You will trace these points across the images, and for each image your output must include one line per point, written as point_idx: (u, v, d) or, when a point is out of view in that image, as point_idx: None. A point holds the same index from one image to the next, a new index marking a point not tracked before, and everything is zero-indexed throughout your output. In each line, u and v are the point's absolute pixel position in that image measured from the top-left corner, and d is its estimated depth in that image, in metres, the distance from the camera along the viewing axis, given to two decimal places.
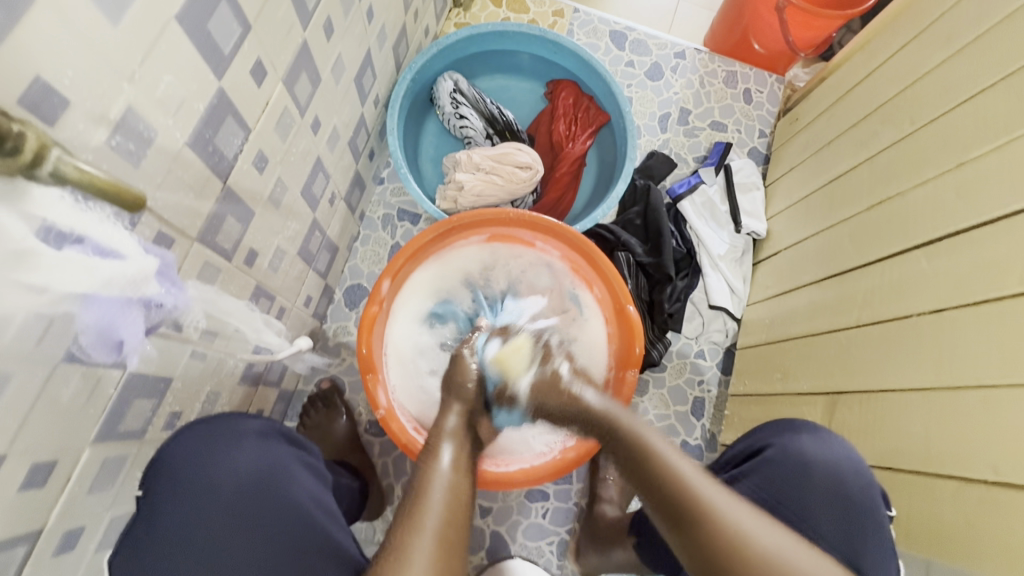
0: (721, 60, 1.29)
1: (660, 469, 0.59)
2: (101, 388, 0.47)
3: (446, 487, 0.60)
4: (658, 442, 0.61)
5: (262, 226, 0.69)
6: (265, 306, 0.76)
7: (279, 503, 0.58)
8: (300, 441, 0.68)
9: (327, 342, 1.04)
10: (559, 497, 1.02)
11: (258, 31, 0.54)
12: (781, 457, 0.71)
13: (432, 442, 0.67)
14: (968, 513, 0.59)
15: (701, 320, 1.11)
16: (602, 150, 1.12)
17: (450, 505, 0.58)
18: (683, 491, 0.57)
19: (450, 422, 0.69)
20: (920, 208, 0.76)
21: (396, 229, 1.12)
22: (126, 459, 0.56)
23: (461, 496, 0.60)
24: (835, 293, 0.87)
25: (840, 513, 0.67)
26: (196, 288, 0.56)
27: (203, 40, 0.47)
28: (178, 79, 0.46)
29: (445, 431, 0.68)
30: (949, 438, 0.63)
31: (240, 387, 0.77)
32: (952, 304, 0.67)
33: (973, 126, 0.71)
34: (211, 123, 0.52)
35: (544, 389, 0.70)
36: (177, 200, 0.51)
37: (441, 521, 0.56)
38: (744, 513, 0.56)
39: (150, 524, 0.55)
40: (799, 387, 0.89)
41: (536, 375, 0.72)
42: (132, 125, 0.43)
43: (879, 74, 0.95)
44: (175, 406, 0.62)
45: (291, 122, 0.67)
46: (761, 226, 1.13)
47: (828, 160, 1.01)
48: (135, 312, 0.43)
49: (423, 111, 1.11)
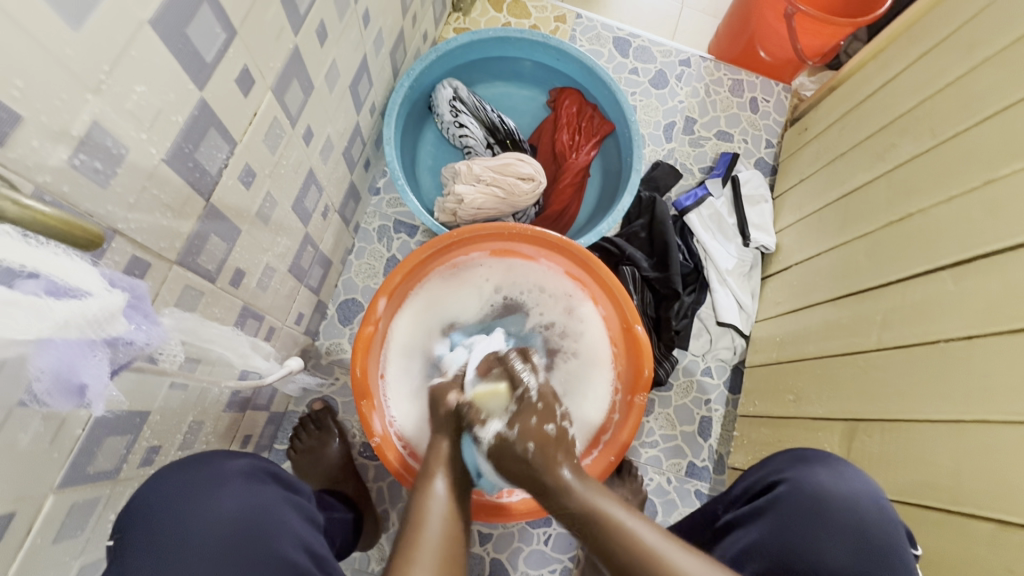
0: (727, 68, 1.26)
1: (620, 545, 0.56)
2: (65, 430, 0.43)
3: (443, 517, 0.59)
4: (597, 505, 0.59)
5: (251, 243, 0.64)
6: (252, 327, 0.71)
7: (269, 549, 0.53)
8: (286, 479, 0.64)
9: (320, 360, 0.99)
10: (562, 522, 0.98)
11: (244, 37, 0.49)
12: (793, 492, 0.66)
13: (438, 459, 0.66)
14: (1008, 558, 0.55)
15: (709, 337, 1.07)
16: (607, 160, 1.08)
17: (449, 557, 0.56)
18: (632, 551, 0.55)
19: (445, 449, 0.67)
20: (945, 226, 0.72)
21: (392, 242, 1.08)
22: (98, 501, 0.51)
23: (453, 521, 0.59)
24: (852, 312, 0.84)
25: (859, 551, 0.61)
26: (174, 317, 0.52)
27: (181, 46, 0.43)
28: (151, 90, 0.41)
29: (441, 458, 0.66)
30: (983, 474, 0.59)
31: (225, 413, 0.73)
32: (987, 329, 0.63)
33: (1002, 141, 0.68)
34: (192, 135, 0.47)
35: (504, 443, 0.65)
36: (153, 220, 0.46)
37: (439, 539, 0.57)
38: (693, 561, 0.55)
39: (119, 575, 0.49)
40: (814, 410, 0.86)
41: (502, 428, 0.66)
42: (98, 141, 0.38)
43: (896, 84, 0.91)
44: (153, 440, 0.57)
45: (281, 133, 0.63)
46: (770, 240, 1.09)
47: (840, 172, 0.97)
48: (98, 354, 0.37)
49: (421, 119, 1.07)
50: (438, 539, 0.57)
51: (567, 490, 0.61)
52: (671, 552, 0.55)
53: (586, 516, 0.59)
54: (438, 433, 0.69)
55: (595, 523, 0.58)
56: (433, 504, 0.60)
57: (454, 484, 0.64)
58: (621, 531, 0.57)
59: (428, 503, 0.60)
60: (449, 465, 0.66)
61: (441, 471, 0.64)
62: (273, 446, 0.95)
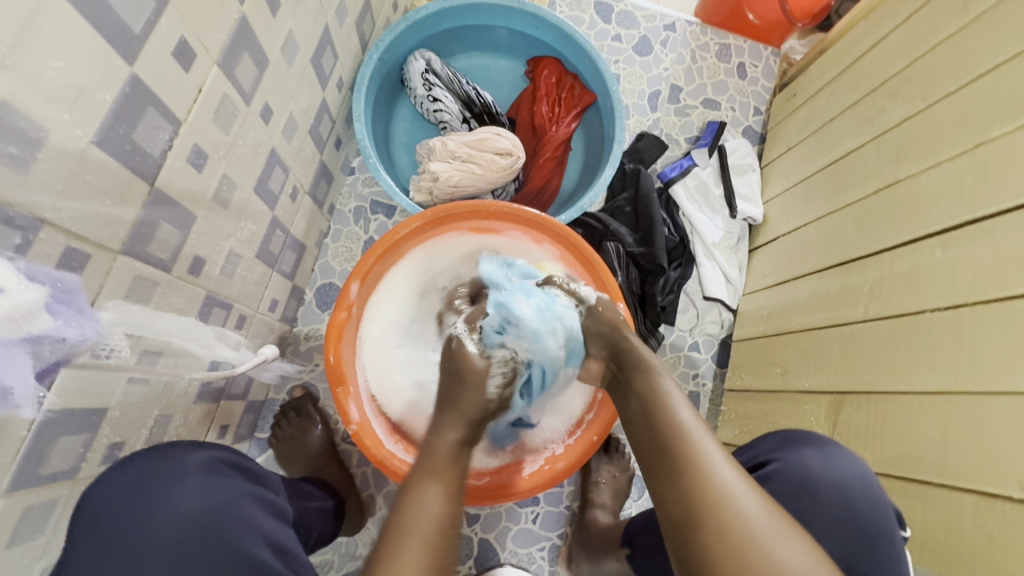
0: (713, 32, 1.21)
1: (658, 410, 0.57)
2: (7, 433, 0.41)
3: (435, 524, 0.51)
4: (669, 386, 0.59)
5: (208, 229, 0.61)
6: (219, 317, 0.69)
7: (228, 544, 0.52)
8: (252, 473, 0.63)
9: (299, 346, 0.98)
10: (550, 501, 0.98)
11: (179, 5, 0.45)
12: (782, 474, 0.64)
13: (431, 461, 0.57)
14: (990, 530, 0.54)
15: (696, 312, 1.05)
16: (589, 132, 1.05)
17: (437, 546, 0.49)
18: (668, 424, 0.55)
19: (445, 444, 0.59)
20: (934, 192, 0.70)
21: (369, 223, 1.04)
22: (56, 502, 0.50)
23: (454, 515, 0.53)
24: (840, 283, 0.82)
25: (845, 539, 0.60)
26: (117, 310, 0.49)
27: (102, 15, 0.39)
28: (71, 66, 0.38)
29: (437, 465, 0.56)
30: (972, 447, 0.58)
31: (197, 405, 0.71)
32: (974, 299, 0.61)
33: (995, 101, 0.65)
34: (126, 115, 0.44)
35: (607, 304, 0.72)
36: (89, 208, 0.43)
37: (431, 534, 0.50)
38: (740, 481, 0.49)
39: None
40: (800, 383, 0.85)
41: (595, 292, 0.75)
42: (11, 124, 0.35)
43: (886, 44, 0.88)
44: (115, 436, 0.56)
45: (234, 111, 0.59)
46: (758, 211, 1.07)
47: (829, 139, 0.94)
48: (18, 354, 0.37)
49: (394, 94, 1.03)
50: (427, 540, 0.49)
51: (643, 361, 0.63)
52: (724, 467, 0.50)
53: (644, 386, 0.60)
54: (447, 424, 0.61)
55: (654, 410, 0.57)
56: (420, 510, 0.51)
57: (449, 485, 0.55)
58: (680, 431, 0.54)
59: (415, 503, 0.52)
60: (437, 470, 0.56)
61: (431, 478, 0.55)
62: (255, 435, 0.94)
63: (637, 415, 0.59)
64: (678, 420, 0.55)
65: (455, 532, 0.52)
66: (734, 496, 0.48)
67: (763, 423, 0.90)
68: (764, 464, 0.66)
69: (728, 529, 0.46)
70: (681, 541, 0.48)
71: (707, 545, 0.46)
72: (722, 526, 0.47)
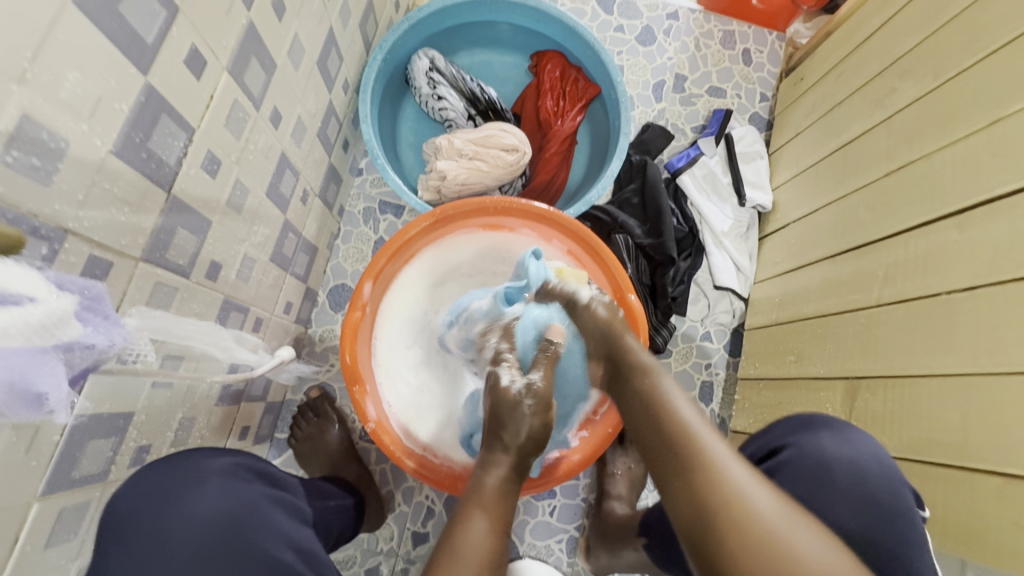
0: (717, 19, 1.20)
1: (660, 411, 0.55)
2: (40, 439, 0.42)
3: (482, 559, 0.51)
4: (671, 390, 0.57)
5: (224, 234, 0.62)
6: (236, 320, 0.70)
7: (250, 549, 0.53)
8: (270, 476, 0.64)
9: (314, 347, 0.99)
10: (567, 493, 0.98)
11: (188, 13, 0.46)
12: (799, 457, 0.64)
13: (484, 492, 0.57)
14: (1013, 512, 0.54)
15: (707, 302, 1.05)
16: (595, 125, 1.05)
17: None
18: (676, 426, 0.53)
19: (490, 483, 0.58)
20: (945, 173, 0.70)
21: (379, 223, 1.05)
22: (89, 505, 0.52)
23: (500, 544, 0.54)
24: (853, 269, 0.81)
25: (869, 527, 0.60)
26: (141, 316, 0.50)
27: (116, 26, 0.40)
28: (87, 77, 0.39)
29: (485, 497, 0.57)
30: (993, 428, 0.57)
31: (218, 407, 0.72)
32: (989, 279, 0.61)
33: (1006, 77, 0.64)
34: (142, 123, 0.45)
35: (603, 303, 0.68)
36: (109, 216, 0.44)
37: (478, 562, 0.51)
38: (747, 476, 0.48)
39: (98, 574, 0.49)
40: (815, 370, 0.84)
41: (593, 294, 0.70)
42: (32, 136, 0.36)
43: (893, 25, 0.87)
44: (142, 440, 0.57)
45: (245, 116, 0.60)
46: (767, 198, 1.06)
47: (836, 123, 0.94)
48: (50, 360, 0.37)
49: (399, 94, 1.03)
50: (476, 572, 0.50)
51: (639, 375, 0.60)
52: (732, 464, 0.49)
53: (641, 390, 0.58)
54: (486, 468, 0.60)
55: (657, 414, 0.55)
56: (468, 540, 0.52)
57: (495, 519, 0.55)
58: (690, 438, 0.51)
59: (467, 532, 0.53)
60: (488, 504, 0.56)
61: (481, 509, 0.56)
62: (274, 436, 0.96)
63: (642, 424, 0.56)
64: (681, 422, 0.53)
65: (502, 562, 0.53)
66: (746, 492, 0.47)
67: (778, 410, 0.90)
68: (778, 451, 0.67)
69: (752, 531, 0.44)
70: (701, 542, 0.47)
71: (736, 553, 0.44)
72: (736, 521, 0.45)
